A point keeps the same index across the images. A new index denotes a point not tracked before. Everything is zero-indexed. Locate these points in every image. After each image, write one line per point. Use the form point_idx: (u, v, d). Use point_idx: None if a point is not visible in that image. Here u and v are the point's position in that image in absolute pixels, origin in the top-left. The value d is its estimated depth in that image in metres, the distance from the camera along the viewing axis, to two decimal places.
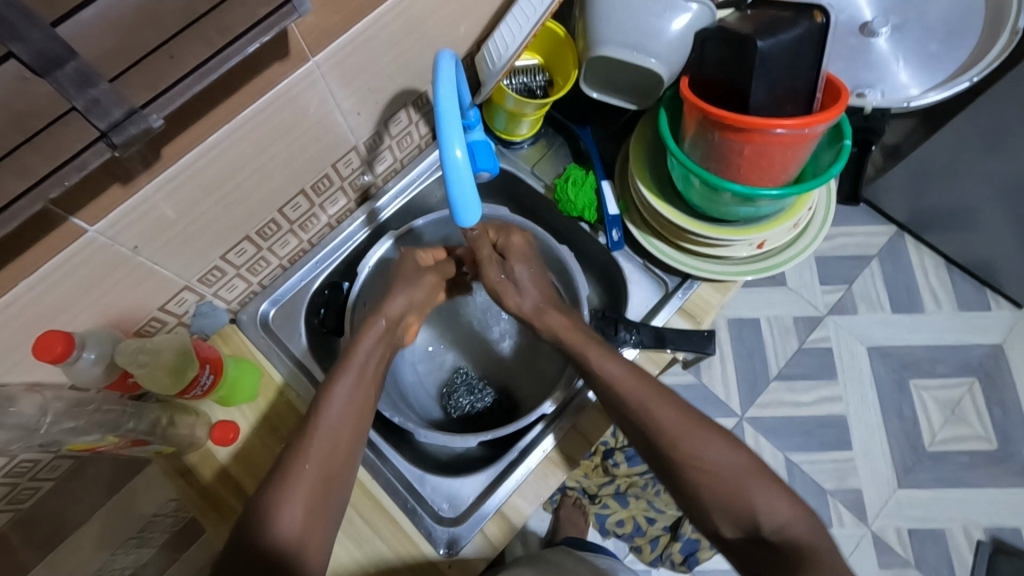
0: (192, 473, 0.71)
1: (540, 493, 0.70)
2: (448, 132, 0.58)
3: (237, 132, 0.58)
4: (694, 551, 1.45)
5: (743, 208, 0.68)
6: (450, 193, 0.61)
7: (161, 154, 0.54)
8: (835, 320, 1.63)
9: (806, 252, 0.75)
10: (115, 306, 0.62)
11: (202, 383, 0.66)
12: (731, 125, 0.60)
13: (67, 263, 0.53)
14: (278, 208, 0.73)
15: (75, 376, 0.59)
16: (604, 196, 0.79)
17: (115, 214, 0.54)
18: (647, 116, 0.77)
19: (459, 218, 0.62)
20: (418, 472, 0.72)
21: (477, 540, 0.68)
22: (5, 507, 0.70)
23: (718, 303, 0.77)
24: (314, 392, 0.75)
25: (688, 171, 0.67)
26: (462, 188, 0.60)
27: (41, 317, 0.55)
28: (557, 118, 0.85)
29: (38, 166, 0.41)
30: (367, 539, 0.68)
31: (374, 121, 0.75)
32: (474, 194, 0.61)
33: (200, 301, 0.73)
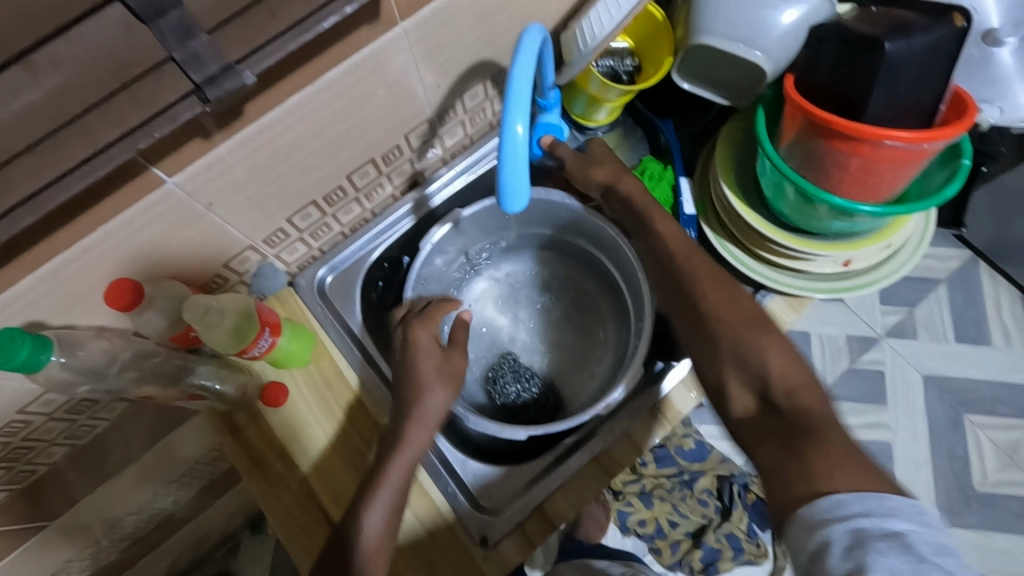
0: (241, 431, 0.73)
1: (583, 496, 0.68)
2: (515, 106, 0.52)
3: (319, 95, 0.57)
4: (716, 561, 1.41)
5: (837, 223, 0.63)
6: (502, 174, 0.54)
7: (244, 112, 0.53)
8: (892, 344, 1.55)
9: (895, 277, 0.70)
10: (183, 260, 0.62)
11: (261, 344, 0.66)
12: (841, 132, 0.55)
13: (143, 214, 0.53)
14: (347, 175, 0.71)
15: (141, 324, 0.60)
16: (682, 193, 0.75)
17: (194, 168, 0.53)
18: (740, 113, 0.72)
19: (504, 203, 0.56)
20: (460, 458, 0.71)
21: (515, 536, 0.67)
22: (63, 441, 0.72)
23: (790, 321, 0.73)
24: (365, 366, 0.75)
25: (782, 178, 0.62)
26: (516, 170, 0.54)
27: (114, 264, 0.55)
28: (638, 108, 0.81)
29: (130, 115, 0.40)
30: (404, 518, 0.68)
31: (451, 95, 0.73)
32: (529, 181, 0.55)
33: (262, 262, 0.73)
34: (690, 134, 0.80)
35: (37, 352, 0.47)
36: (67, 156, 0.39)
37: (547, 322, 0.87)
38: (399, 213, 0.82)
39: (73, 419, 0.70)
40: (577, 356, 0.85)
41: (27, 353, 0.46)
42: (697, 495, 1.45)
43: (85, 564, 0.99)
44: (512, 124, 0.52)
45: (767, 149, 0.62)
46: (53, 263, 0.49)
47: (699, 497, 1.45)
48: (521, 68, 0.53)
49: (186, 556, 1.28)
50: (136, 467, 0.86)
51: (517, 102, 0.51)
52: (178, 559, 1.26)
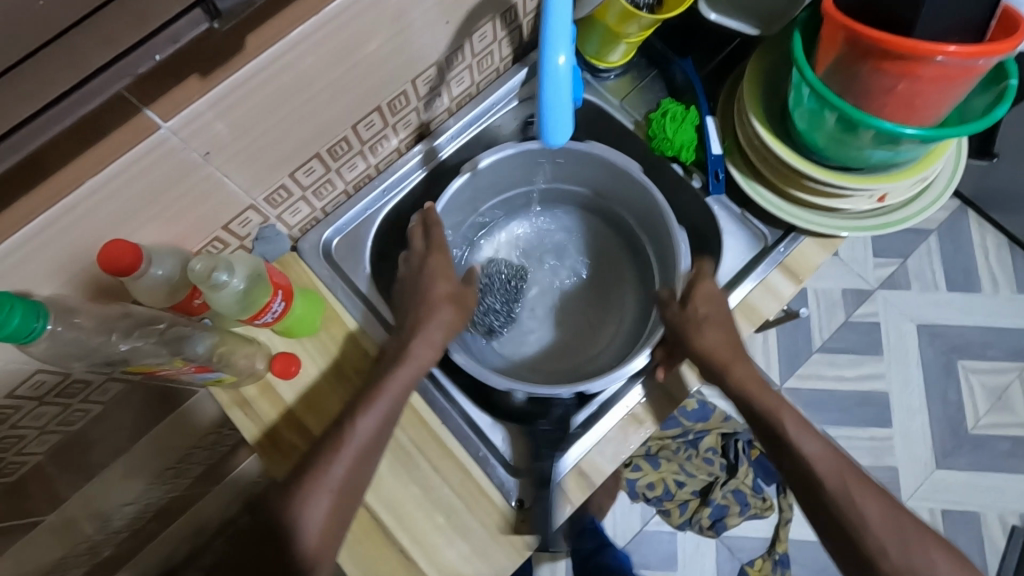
0: (251, 404, 0.68)
1: (617, 452, 0.66)
2: (553, 34, 0.47)
3: (324, 27, 0.51)
4: (723, 517, 1.42)
5: (878, 153, 0.61)
6: (541, 108, 0.50)
7: (244, 45, 0.47)
8: (886, 295, 1.56)
9: (929, 212, 0.68)
10: (179, 219, 0.56)
11: (274, 310, 0.60)
12: (892, 51, 0.52)
13: (134, 165, 0.47)
14: (352, 125, 0.66)
15: (139, 291, 0.54)
16: (707, 133, 0.71)
17: (191, 110, 0.48)
18: (767, 41, 0.68)
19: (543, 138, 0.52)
20: (488, 421, 0.68)
21: (552, 495, 0.64)
22: (56, 428, 0.67)
23: (820, 262, 0.71)
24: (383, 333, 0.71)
25: (822, 106, 0.59)
26: (559, 107, 0.49)
27: (105, 223, 0.49)
28: (655, 47, 0.77)
29: (125, 31, 0.34)
30: (437, 488, 0.64)
31: (459, 34, 0.67)
32: (572, 117, 0.51)
33: (263, 224, 0.67)
34: (707, 73, 0.76)
35: (30, 319, 0.41)
36: (53, 80, 0.33)
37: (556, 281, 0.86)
38: (410, 165, 0.77)
39: (65, 402, 0.65)
40: (581, 326, 0.83)
41: (20, 319, 0.41)
42: (702, 454, 1.45)
43: (82, 560, 0.94)
44: (553, 57, 0.47)
45: (807, 75, 0.58)
46: (39, 221, 0.44)
47: (705, 456, 1.45)
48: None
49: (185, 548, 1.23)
50: None
51: (557, 30, 0.47)
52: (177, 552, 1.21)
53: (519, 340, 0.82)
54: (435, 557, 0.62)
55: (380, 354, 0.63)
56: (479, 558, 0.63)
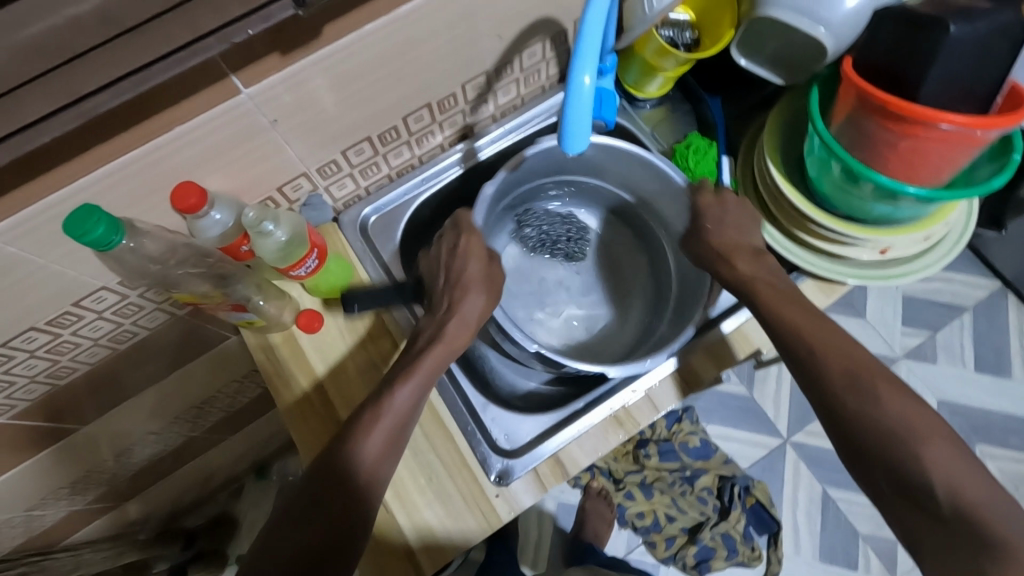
0: (274, 351, 0.75)
1: (599, 448, 0.70)
2: (582, 55, 0.54)
3: (391, 27, 0.59)
4: (708, 559, 1.41)
5: (879, 206, 0.65)
6: (564, 120, 0.56)
7: (321, 33, 0.55)
8: (909, 365, 1.54)
9: (929, 270, 0.70)
10: (243, 174, 0.65)
11: (307, 265, 0.68)
12: (894, 113, 0.57)
13: (216, 119, 0.56)
14: (403, 116, 0.73)
15: (197, 231, 0.62)
16: (723, 168, 0.78)
17: (268, 82, 0.56)
18: (792, 93, 0.73)
19: (563, 144, 0.58)
20: (482, 401, 0.73)
21: (528, 478, 0.69)
22: (107, 342, 0.76)
23: (819, 304, 0.75)
24: (397, 302, 0.78)
25: (830, 155, 0.63)
26: (579, 119, 0.56)
27: (183, 166, 0.58)
28: (688, 82, 0.83)
29: (232, 7, 0.43)
30: (427, 457, 0.70)
31: (511, 49, 0.74)
32: (590, 129, 0.57)
33: (312, 192, 0.76)
34: (736, 115, 0.81)
35: (110, 232, 0.50)
36: (169, 36, 0.42)
37: (583, 283, 0.88)
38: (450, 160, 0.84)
39: (117, 321, 0.73)
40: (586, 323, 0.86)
41: (103, 230, 0.49)
42: (696, 492, 1.46)
43: (105, 478, 1.03)
44: (578, 75, 0.54)
45: (818, 126, 0.64)
46: (132, 153, 0.52)
47: (698, 494, 1.45)
48: (592, 20, 0.54)
49: (194, 490, 1.31)
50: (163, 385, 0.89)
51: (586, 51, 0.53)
52: (187, 491, 1.28)
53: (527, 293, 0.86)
54: (415, 516, 0.68)
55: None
56: (451, 522, 0.68)
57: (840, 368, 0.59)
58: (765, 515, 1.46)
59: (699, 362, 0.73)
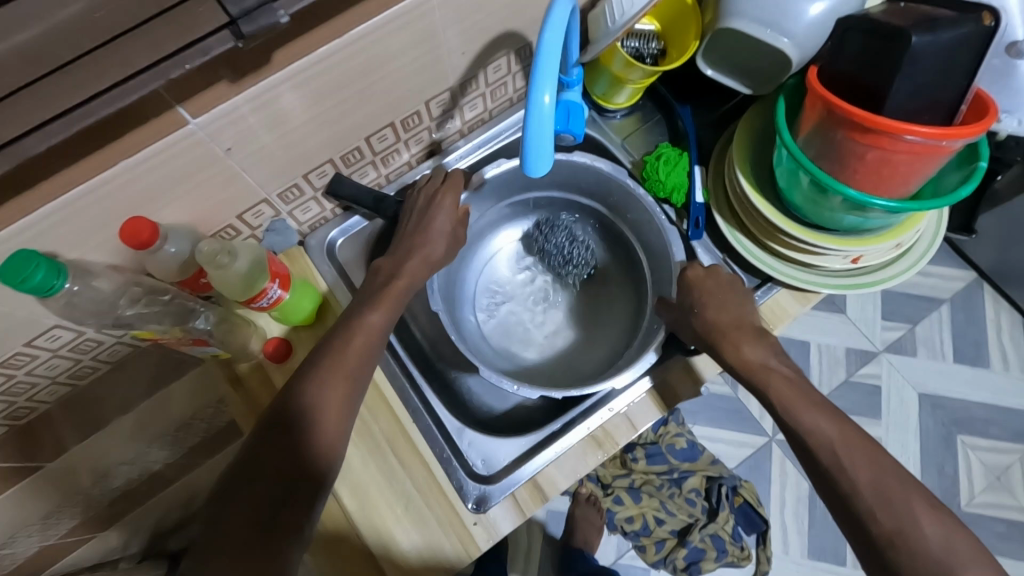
0: (242, 381, 0.73)
1: (578, 469, 0.69)
2: (541, 73, 0.52)
3: (346, 49, 0.57)
4: (699, 560, 1.40)
5: (850, 217, 0.64)
6: (526, 140, 0.54)
7: (272, 59, 0.53)
8: (891, 359, 1.55)
9: (902, 277, 0.70)
10: (200, 204, 0.63)
11: (269, 296, 0.65)
12: (859, 125, 0.56)
13: (165, 151, 0.53)
14: (366, 136, 0.71)
15: (153, 265, 0.61)
16: (694, 180, 0.76)
17: (217, 111, 0.54)
18: (760, 103, 0.73)
19: (526, 166, 0.55)
20: (457, 425, 0.72)
21: (506, 503, 0.68)
22: (66, 379, 0.73)
23: (795, 313, 0.74)
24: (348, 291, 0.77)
25: (798, 167, 0.63)
26: (541, 139, 0.54)
27: (132, 200, 0.55)
28: (660, 93, 0.81)
29: (167, 41, 0.40)
30: (404, 485, 0.68)
31: (475, 64, 0.73)
32: (554, 149, 0.55)
33: (274, 218, 0.74)
34: (706, 123, 0.81)
35: (52, 275, 0.47)
36: (101, 75, 0.39)
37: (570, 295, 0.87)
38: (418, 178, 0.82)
39: (77, 358, 0.70)
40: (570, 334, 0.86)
41: (44, 275, 0.47)
42: (685, 494, 1.44)
43: (77, 511, 0.99)
44: (538, 94, 0.51)
45: (785, 138, 0.63)
46: (76, 191, 0.50)
47: (687, 496, 1.43)
48: (550, 37, 0.52)
49: (174, 515, 1.27)
50: (132, 416, 0.86)
51: (544, 70, 0.51)
52: (167, 517, 1.25)
53: (499, 287, 0.88)
54: (392, 547, 0.66)
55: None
56: (428, 551, 0.66)
57: (869, 474, 0.56)
58: (755, 516, 1.45)
59: (678, 377, 0.72)
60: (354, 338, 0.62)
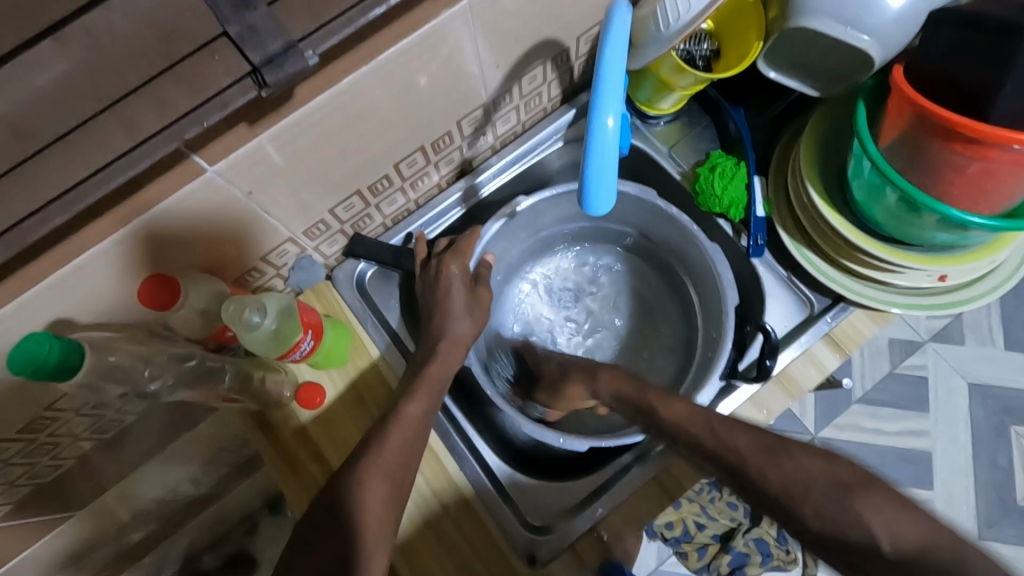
0: (275, 431, 0.69)
1: (641, 516, 0.64)
2: (601, 97, 0.45)
3: (372, 77, 0.51)
4: (743, 565, 1.37)
5: (942, 235, 0.57)
6: (586, 172, 0.47)
7: (293, 94, 0.47)
8: (937, 349, 1.45)
9: (990, 296, 0.63)
10: (220, 252, 0.58)
11: (302, 348, 0.60)
12: (964, 135, 0.49)
13: (182, 204, 0.48)
14: (395, 163, 0.66)
15: (173, 322, 0.56)
16: (754, 193, 0.70)
17: (237, 155, 0.48)
18: (828, 106, 0.66)
19: (586, 202, 0.49)
20: (507, 469, 0.68)
21: (564, 557, 0.63)
22: (91, 434, 0.68)
23: (869, 335, 0.67)
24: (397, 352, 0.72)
25: (884, 181, 0.56)
26: (602, 171, 0.47)
27: (150, 256, 0.50)
28: (709, 95, 0.74)
29: (179, 99, 0.35)
30: (457, 546, 0.63)
31: (509, 77, 0.66)
32: (615, 182, 0.48)
33: (300, 254, 0.68)
34: (762, 124, 0.73)
35: (68, 353, 0.43)
36: (105, 144, 0.34)
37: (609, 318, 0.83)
38: (449, 200, 0.77)
39: (99, 413, 0.65)
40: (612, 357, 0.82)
41: (59, 355, 0.42)
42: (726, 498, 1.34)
43: (107, 550, 0.96)
44: (600, 120, 0.45)
45: (869, 147, 0.56)
46: (87, 254, 0.45)
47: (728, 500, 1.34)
48: (612, 51, 0.46)
49: (206, 536, 1.24)
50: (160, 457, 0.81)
51: (606, 94, 0.45)
52: (197, 540, 1.22)
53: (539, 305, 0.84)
54: None
55: (413, 397, 0.61)
56: None
57: None
58: None
59: (746, 411, 0.66)
60: (395, 420, 0.59)
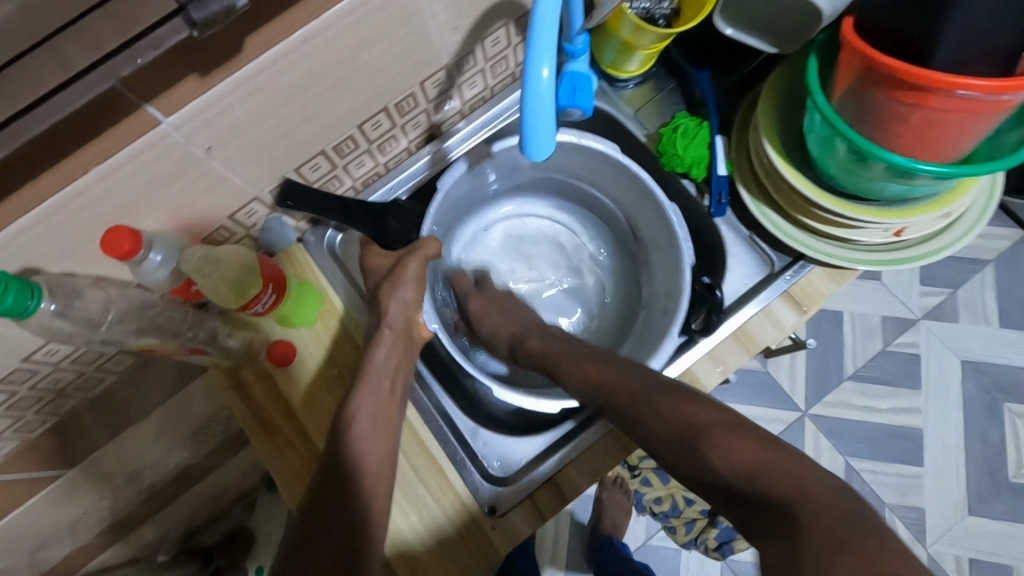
0: (245, 388, 0.72)
1: (598, 468, 0.66)
2: (536, 47, 0.46)
3: (322, 33, 0.52)
4: (730, 540, 1.29)
5: (892, 186, 0.58)
6: (524, 123, 0.48)
7: (242, 47, 0.48)
8: (930, 326, 1.43)
9: (951, 247, 0.63)
10: (183, 209, 0.59)
11: (262, 301, 0.65)
12: (904, 83, 0.49)
13: (140, 155, 0.50)
14: (358, 125, 0.67)
15: (141, 276, 0.57)
16: (717, 152, 0.70)
17: (191, 109, 0.50)
18: (786, 62, 0.66)
19: (527, 152, 0.50)
20: (471, 426, 0.70)
21: (523, 506, 0.65)
22: (72, 393, 0.70)
23: (829, 293, 0.68)
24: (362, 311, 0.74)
25: (834, 133, 0.56)
26: (541, 118, 0.48)
27: (110, 209, 0.52)
28: (673, 57, 0.75)
29: (110, 37, 0.36)
30: (416, 491, 0.65)
31: (469, 39, 0.67)
32: (555, 130, 0.49)
33: (269, 216, 0.70)
34: (728, 85, 0.74)
35: (24, 296, 0.45)
36: (38, 81, 0.35)
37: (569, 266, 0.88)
38: (419, 164, 0.79)
39: (80, 370, 0.66)
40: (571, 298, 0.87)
41: (14, 297, 0.44)
42: None
43: (101, 517, 0.98)
44: (535, 71, 0.46)
45: (819, 100, 0.56)
46: (44, 205, 0.46)
47: None
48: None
49: (204, 510, 1.27)
50: (147, 422, 0.82)
51: (539, 43, 0.45)
52: (194, 515, 1.25)
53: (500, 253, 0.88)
54: (407, 556, 0.63)
55: None
56: (446, 558, 0.63)
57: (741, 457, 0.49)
58: None
59: (701, 367, 0.68)
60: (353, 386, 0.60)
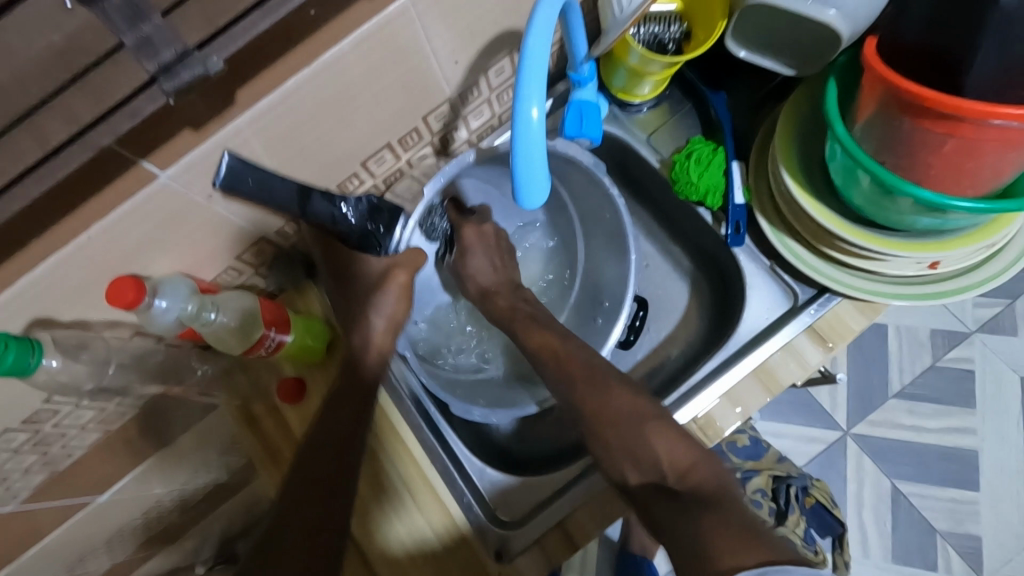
0: (258, 423, 0.72)
1: (608, 512, 0.63)
2: (526, 89, 0.44)
3: (315, 77, 0.51)
4: None
5: (924, 219, 0.53)
6: (516, 168, 0.46)
7: (234, 99, 0.48)
8: (985, 340, 1.33)
9: (993, 280, 0.58)
10: (191, 255, 0.60)
11: (268, 344, 0.66)
12: (934, 111, 0.45)
13: (140, 208, 0.50)
14: (363, 160, 0.66)
15: (148, 322, 0.57)
16: (733, 179, 0.66)
17: (188, 160, 0.50)
18: (805, 84, 0.62)
19: (520, 197, 0.48)
20: (479, 466, 0.70)
21: (531, 552, 0.63)
22: (98, 425, 0.66)
23: (860, 328, 0.63)
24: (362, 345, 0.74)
25: (856, 164, 0.52)
26: (532, 162, 0.46)
27: (115, 260, 0.52)
28: (687, 78, 0.72)
29: (83, 110, 0.36)
30: (411, 513, 0.64)
31: (472, 71, 0.66)
32: (548, 174, 0.47)
33: (277, 255, 0.71)
34: (746, 106, 0.71)
35: (24, 354, 0.46)
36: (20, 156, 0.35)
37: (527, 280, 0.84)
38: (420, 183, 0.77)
39: (102, 406, 0.63)
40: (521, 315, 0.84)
41: (14, 355, 0.45)
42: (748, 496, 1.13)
43: None
44: (525, 113, 0.44)
45: (839, 130, 0.52)
46: (47, 263, 0.47)
47: (751, 498, 1.12)
48: (535, 39, 0.43)
49: None
50: None
51: (530, 84, 0.43)
52: None
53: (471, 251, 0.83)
54: None
55: None
56: None
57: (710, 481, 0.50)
58: (829, 517, 1.17)
59: (719, 409, 0.64)
60: None
